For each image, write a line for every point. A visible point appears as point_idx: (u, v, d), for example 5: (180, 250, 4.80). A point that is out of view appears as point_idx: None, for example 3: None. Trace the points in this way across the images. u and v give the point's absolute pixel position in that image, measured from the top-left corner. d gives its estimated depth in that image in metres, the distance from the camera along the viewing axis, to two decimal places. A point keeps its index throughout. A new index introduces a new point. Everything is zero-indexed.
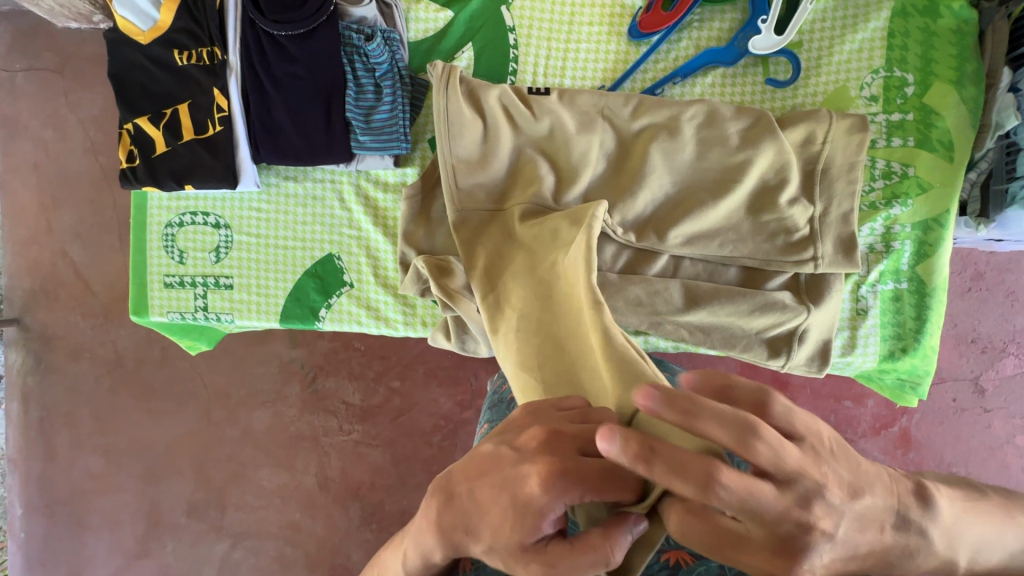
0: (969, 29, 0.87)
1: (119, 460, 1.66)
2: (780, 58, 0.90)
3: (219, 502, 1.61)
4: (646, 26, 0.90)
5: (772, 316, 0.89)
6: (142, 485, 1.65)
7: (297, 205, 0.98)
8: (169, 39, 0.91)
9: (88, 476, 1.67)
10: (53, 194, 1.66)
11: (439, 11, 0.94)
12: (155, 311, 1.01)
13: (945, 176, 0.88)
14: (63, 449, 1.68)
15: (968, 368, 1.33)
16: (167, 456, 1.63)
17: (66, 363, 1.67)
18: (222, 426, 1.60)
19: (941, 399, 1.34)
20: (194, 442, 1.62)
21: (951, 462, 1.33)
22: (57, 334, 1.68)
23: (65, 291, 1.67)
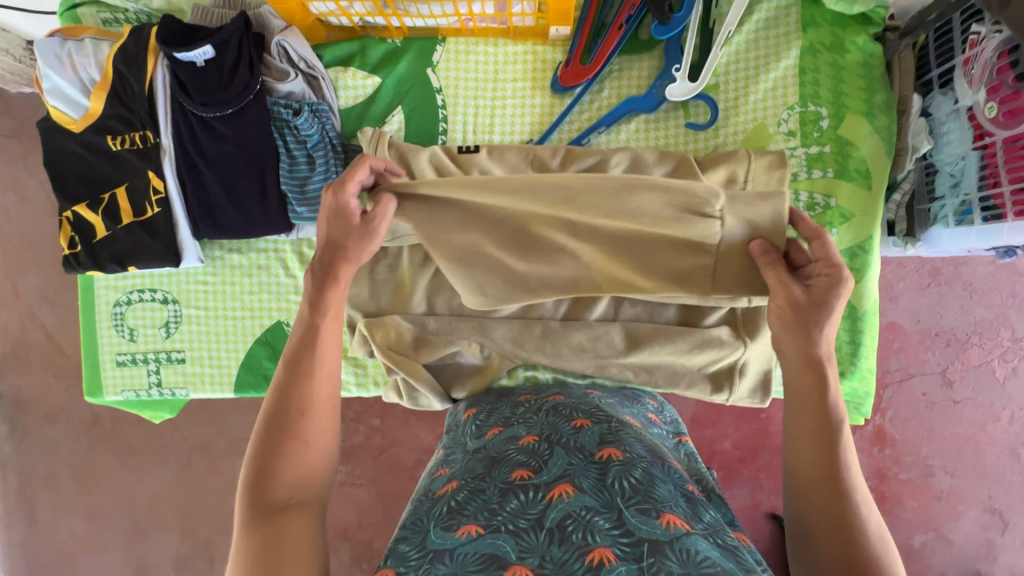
0: (874, 62, 0.92)
1: (103, 519, 1.65)
2: (699, 102, 0.94)
3: (209, 552, 1.61)
4: (566, 80, 0.93)
5: (711, 352, 0.91)
6: (129, 542, 1.64)
7: (243, 275, 1.00)
8: (101, 125, 0.93)
9: (73, 537, 1.66)
10: (18, 259, 1.65)
11: (367, 78, 0.96)
12: (110, 390, 1.02)
13: (866, 204, 0.91)
14: (45, 514, 1.66)
15: (934, 361, 1.35)
16: (152, 511, 1.63)
17: (41, 428, 1.65)
18: (205, 478, 1.61)
19: (911, 394, 1.36)
20: (178, 495, 1.62)
21: (927, 455, 1.36)
22: (31, 399, 1.66)
23: (37, 354, 1.65)
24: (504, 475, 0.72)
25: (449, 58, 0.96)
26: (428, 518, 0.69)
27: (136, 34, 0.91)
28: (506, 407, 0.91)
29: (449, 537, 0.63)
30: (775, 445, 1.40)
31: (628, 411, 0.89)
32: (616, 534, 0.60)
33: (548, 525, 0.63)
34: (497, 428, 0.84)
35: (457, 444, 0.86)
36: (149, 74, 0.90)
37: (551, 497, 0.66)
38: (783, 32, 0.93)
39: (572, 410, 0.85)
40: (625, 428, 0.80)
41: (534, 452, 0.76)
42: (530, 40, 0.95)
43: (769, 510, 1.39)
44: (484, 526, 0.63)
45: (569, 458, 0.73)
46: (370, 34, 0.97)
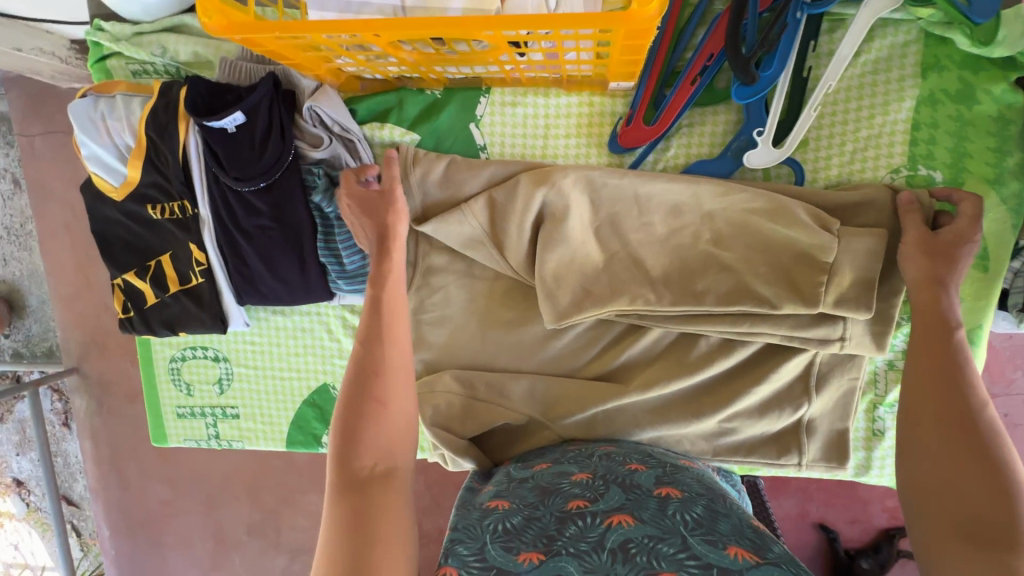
0: (1012, 115, 0.74)
1: (183, 489, 1.80)
2: (782, 167, 0.81)
3: (276, 523, 1.75)
4: (625, 140, 0.81)
5: (773, 413, 0.85)
6: (206, 509, 1.80)
7: (287, 337, 0.99)
8: (141, 194, 0.90)
9: (160, 502, 1.82)
10: (85, 254, 1.72)
11: (405, 134, 0.88)
12: (174, 438, 1.07)
13: (977, 288, 0.79)
14: (136, 480, 1.83)
15: (1023, 382, 1.16)
16: (225, 485, 1.77)
17: (124, 408, 1.79)
18: (268, 459, 1.72)
19: (992, 415, 1.22)
20: (246, 472, 1.75)
21: None
22: (112, 382, 1.79)
23: (113, 343, 1.75)
24: (559, 503, 0.68)
25: (494, 112, 0.86)
26: (481, 528, 0.66)
27: (166, 98, 0.86)
28: (554, 450, 0.86)
29: (511, 560, 0.59)
30: None
31: (680, 458, 0.84)
32: (683, 558, 0.57)
33: (610, 548, 0.59)
34: (547, 466, 0.80)
35: (502, 476, 0.82)
36: (181, 142, 0.86)
37: (610, 524, 0.63)
38: (896, 78, 0.77)
39: (624, 457, 0.81)
40: (679, 470, 0.78)
41: (588, 485, 0.72)
42: (586, 89, 0.83)
43: (818, 521, 1.29)
44: (545, 552, 0.59)
45: (626, 493, 0.69)
46: (406, 86, 0.87)
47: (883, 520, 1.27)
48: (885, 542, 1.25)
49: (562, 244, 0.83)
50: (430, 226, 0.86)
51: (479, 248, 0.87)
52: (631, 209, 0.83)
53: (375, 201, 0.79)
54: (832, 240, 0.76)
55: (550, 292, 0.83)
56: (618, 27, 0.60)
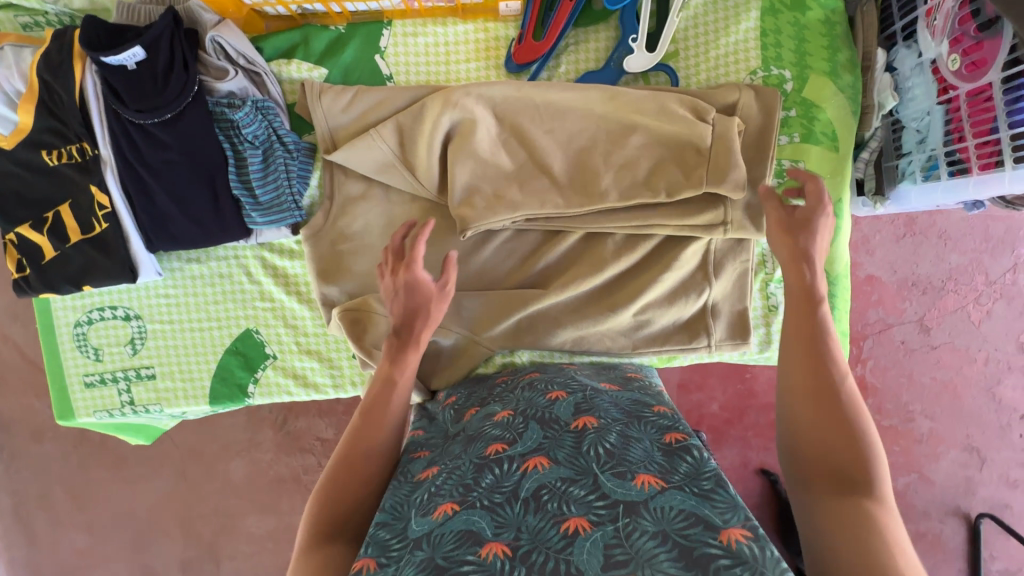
0: (836, 19, 0.89)
1: (103, 532, 1.63)
2: (660, 74, 0.91)
3: (213, 555, 1.61)
4: (520, 57, 0.89)
5: (682, 303, 0.92)
6: (131, 551, 1.63)
7: (204, 284, 0.97)
8: (34, 140, 0.87)
9: (76, 551, 1.64)
10: None
11: (312, 69, 0.92)
12: (82, 412, 1.00)
13: (834, 166, 0.90)
14: (46, 531, 1.64)
15: (911, 310, 1.34)
16: (151, 520, 1.62)
17: (30, 447, 1.62)
18: (201, 482, 1.60)
19: (890, 343, 1.36)
20: (175, 502, 1.61)
21: (907, 401, 1.37)
22: (15, 420, 1.62)
23: (14, 374, 1.61)
24: (479, 451, 0.68)
25: (397, 43, 0.92)
26: (408, 501, 0.65)
27: (59, 40, 0.85)
28: (484, 389, 0.87)
29: (426, 521, 0.60)
30: (761, 405, 1.41)
31: (602, 378, 0.87)
32: (592, 499, 0.58)
33: (524, 496, 0.60)
34: (474, 409, 0.81)
35: (434, 427, 0.82)
36: (77, 82, 0.84)
37: (526, 469, 0.64)
38: None
39: (546, 384, 0.82)
40: (600, 395, 0.77)
41: (508, 426, 0.72)
42: (480, 18, 0.91)
43: (759, 466, 1.41)
44: (459, 503, 0.60)
45: (544, 430, 0.70)
46: (311, 23, 0.92)
47: None
48: None
49: (470, 158, 0.87)
50: (341, 153, 0.88)
51: (392, 170, 0.90)
52: (533, 118, 0.88)
53: (419, 286, 0.77)
54: (707, 128, 0.84)
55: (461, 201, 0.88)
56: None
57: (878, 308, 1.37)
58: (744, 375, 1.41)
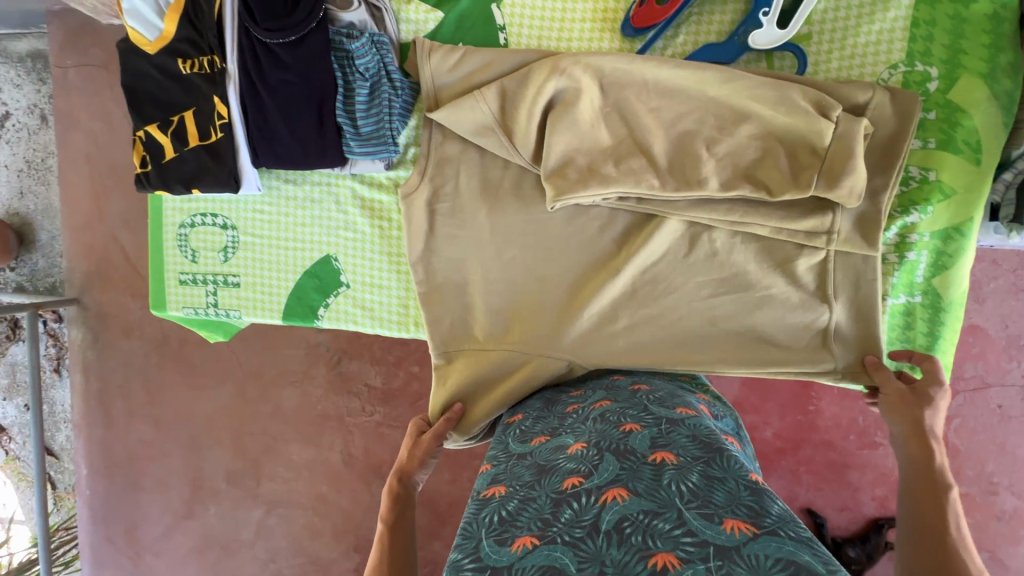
0: (1007, 15, 0.78)
1: (167, 430, 1.78)
2: (786, 55, 0.85)
3: (255, 472, 1.73)
4: (638, 21, 0.85)
5: (769, 311, 0.87)
6: (186, 452, 1.77)
7: (296, 207, 1.02)
8: (173, 48, 0.95)
9: (141, 442, 1.80)
10: (104, 185, 1.75)
11: (429, 12, 0.93)
12: (173, 305, 1.09)
13: (971, 181, 0.81)
14: (120, 418, 1.81)
15: (1018, 373, 1.19)
16: (208, 428, 1.75)
17: (119, 341, 1.79)
18: (255, 403, 1.71)
19: (985, 405, 1.21)
20: (231, 416, 1.73)
21: (992, 472, 1.22)
22: (111, 314, 1.80)
23: (117, 274, 1.78)
24: (555, 484, 0.62)
25: None
26: (477, 522, 0.61)
27: None
28: (554, 417, 0.81)
29: (504, 552, 0.55)
30: (820, 441, 1.30)
31: (682, 403, 0.79)
32: (679, 535, 0.52)
33: (605, 529, 0.54)
34: (543, 437, 0.76)
35: (499, 449, 0.78)
36: None
37: (605, 502, 0.57)
38: None
39: (618, 417, 0.75)
40: (679, 427, 0.69)
41: (583, 457, 0.66)
42: None
43: (806, 505, 1.32)
44: (539, 537, 0.56)
45: (621, 461, 0.63)
46: None
47: (872, 509, 1.29)
48: (872, 530, 1.27)
49: (572, 122, 0.85)
50: (443, 112, 0.89)
51: (489, 133, 0.89)
52: (641, 92, 0.85)
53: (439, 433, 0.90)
54: (829, 125, 0.77)
55: (553, 171, 0.86)
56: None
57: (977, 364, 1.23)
58: (807, 406, 1.30)
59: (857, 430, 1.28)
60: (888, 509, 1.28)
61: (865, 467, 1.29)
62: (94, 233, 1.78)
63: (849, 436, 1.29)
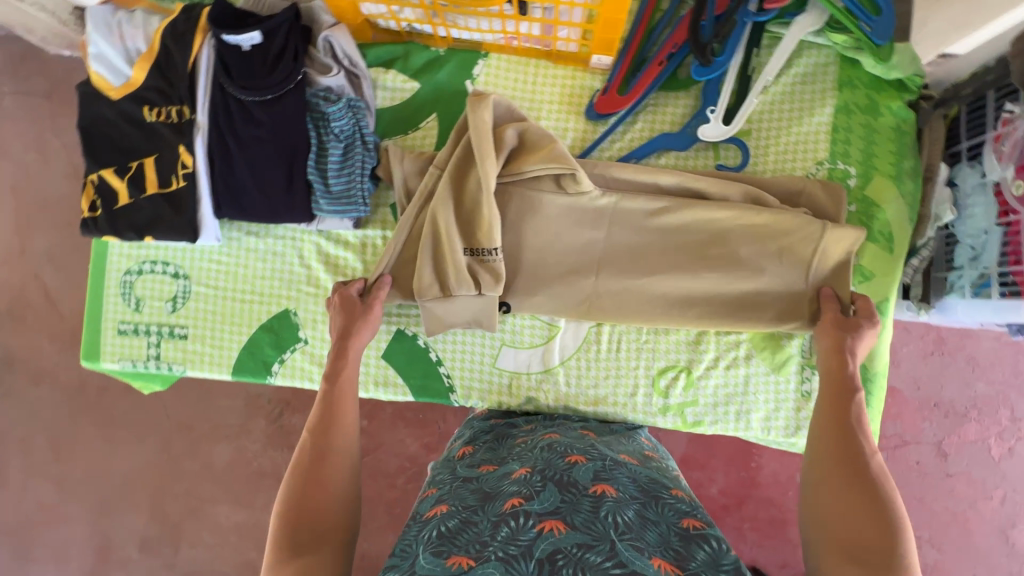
0: (906, 128, 0.93)
1: (73, 490, 1.59)
2: (730, 145, 0.94)
3: (174, 538, 1.56)
4: (602, 107, 0.93)
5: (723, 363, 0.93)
6: (94, 516, 1.58)
7: (257, 259, 1.00)
8: (140, 95, 0.94)
9: (40, 506, 1.60)
10: (29, 218, 1.62)
11: (406, 82, 0.98)
12: (107, 357, 1.01)
13: (886, 266, 0.92)
14: (16, 477, 1.60)
15: (930, 432, 1.30)
16: (123, 488, 1.58)
17: (27, 389, 1.61)
18: (182, 459, 1.56)
19: (904, 462, 1.31)
20: (151, 473, 1.57)
21: (913, 526, 1.30)
22: (19, 359, 1.62)
23: (31, 314, 1.62)
24: (496, 507, 0.66)
25: (490, 71, 0.97)
26: (416, 541, 0.64)
27: (188, 12, 0.93)
28: (502, 448, 0.85)
29: (439, 571, 0.57)
30: (761, 497, 1.35)
31: (622, 449, 0.84)
32: (609, 567, 0.55)
33: (538, 556, 0.56)
34: (490, 466, 0.79)
35: (447, 475, 0.80)
36: (194, 52, 0.91)
37: (542, 530, 0.60)
38: (819, 89, 0.94)
39: (565, 447, 0.80)
40: (620, 466, 0.75)
41: (526, 481, 0.70)
42: (571, 65, 0.97)
43: (749, 562, 1.34)
44: (475, 558, 0.57)
45: (563, 492, 0.66)
46: (415, 41, 0.98)
47: None
48: None
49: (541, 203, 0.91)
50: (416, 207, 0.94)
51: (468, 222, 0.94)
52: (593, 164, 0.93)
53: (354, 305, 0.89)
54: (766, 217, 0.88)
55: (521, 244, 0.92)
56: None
57: (895, 423, 1.33)
58: (749, 462, 1.36)
59: (794, 486, 1.34)
60: None
61: None
62: (12, 268, 1.62)
63: (787, 492, 1.34)
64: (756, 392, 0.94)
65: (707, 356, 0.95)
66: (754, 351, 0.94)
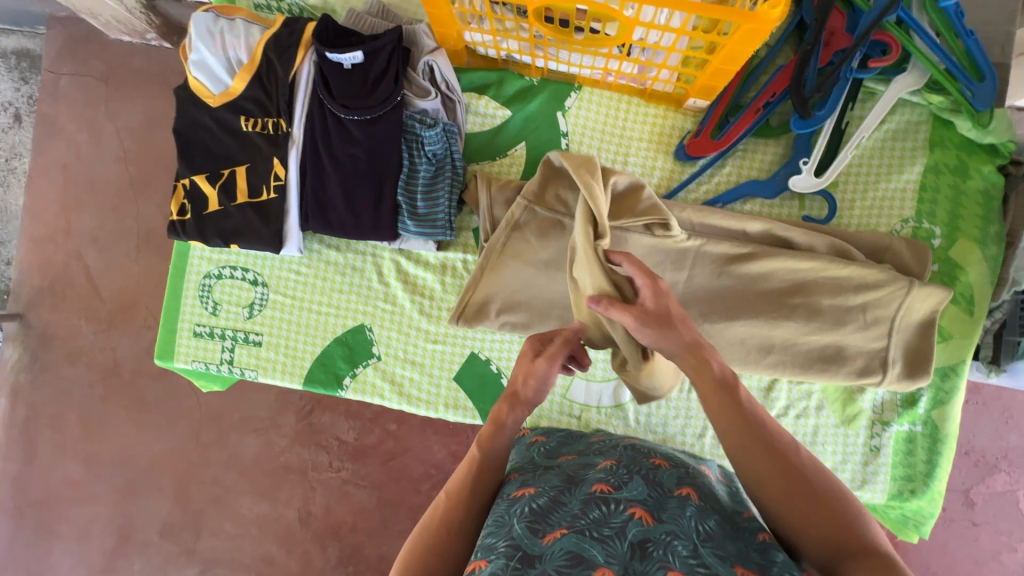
0: (994, 192, 0.93)
1: (99, 470, 1.58)
2: (816, 197, 0.95)
3: (195, 526, 1.55)
4: (692, 149, 0.94)
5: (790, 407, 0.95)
6: (118, 497, 1.58)
7: (336, 272, 1.01)
8: (238, 105, 0.95)
9: (65, 483, 1.59)
10: (78, 198, 1.61)
11: (498, 109, 0.99)
12: (181, 357, 1.02)
13: (965, 328, 0.92)
14: (45, 453, 1.60)
15: (959, 479, 1.26)
16: (149, 472, 1.57)
17: (62, 366, 1.60)
18: (210, 448, 1.54)
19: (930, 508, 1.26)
20: (178, 460, 1.56)
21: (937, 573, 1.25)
22: (57, 336, 1.61)
23: (72, 293, 1.61)
24: (585, 489, 0.69)
25: (581, 105, 0.98)
26: (509, 514, 0.67)
27: (290, 26, 0.94)
28: (580, 442, 0.89)
29: (537, 542, 0.60)
30: None
31: (706, 464, 0.85)
32: (694, 561, 0.56)
33: (631, 539, 0.60)
34: (574, 455, 0.83)
35: (526, 458, 0.84)
36: (295, 66, 0.93)
37: (632, 514, 0.63)
38: (910, 147, 0.94)
39: (649, 449, 0.82)
40: (702, 477, 0.76)
41: (613, 472, 0.73)
42: (662, 105, 0.97)
43: None
44: (568, 528, 0.62)
45: (649, 488, 0.70)
46: (509, 69, 0.99)
47: None
48: None
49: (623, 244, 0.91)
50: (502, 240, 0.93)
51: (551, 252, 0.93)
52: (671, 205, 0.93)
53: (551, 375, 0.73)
54: (854, 270, 0.88)
55: None
56: (739, 24, 0.72)
57: None
58: None
59: None
60: None
61: None
62: (57, 246, 1.61)
63: None
64: (822, 443, 0.95)
65: (778, 404, 0.96)
66: (825, 402, 0.95)
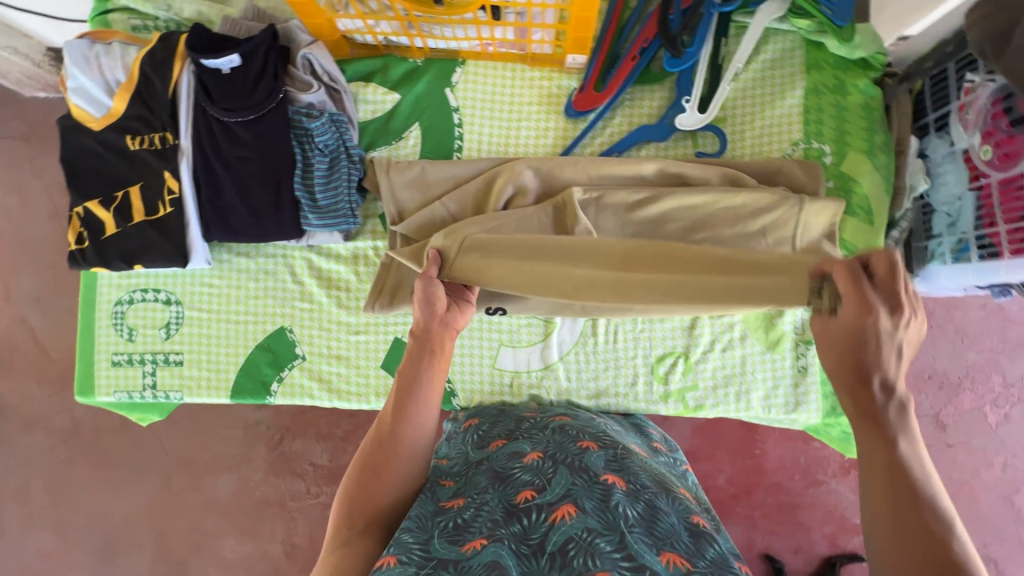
0: (875, 105, 0.96)
1: (74, 535, 1.52)
2: (707, 133, 0.97)
3: None
4: (580, 104, 0.96)
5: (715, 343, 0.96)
6: (96, 561, 1.51)
7: (248, 279, 1.00)
8: (122, 125, 0.94)
9: (39, 555, 1.52)
10: (12, 261, 1.55)
11: (387, 94, 1.00)
12: (102, 390, 1.00)
13: (867, 238, 0.94)
14: (13, 528, 1.53)
15: (927, 404, 1.25)
16: (125, 528, 1.50)
17: (18, 436, 1.52)
18: (183, 495, 1.48)
19: None
20: (153, 512, 1.50)
21: None
22: (8, 405, 1.53)
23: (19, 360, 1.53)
24: (509, 495, 0.67)
25: (468, 79, 0.99)
26: (432, 522, 0.64)
27: (165, 41, 0.93)
28: (510, 421, 0.89)
29: (455, 550, 0.59)
30: (770, 484, 1.25)
31: (633, 441, 0.86)
32: (618, 557, 0.56)
33: (551, 550, 0.59)
34: (501, 442, 0.81)
35: (458, 452, 0.82)
36: (173, 77, 0.92)
37: (554, 520, 0.62)
38: (788, 73, 0.97)
39: (578, 432, 0.81)
40: (631, 455, 0.75)
41: (538, 469, 0.71)
42: (546, 67, 0.99)
43: (764, 551, 1.23)
44: (488, 537, 0.60)
45: (572, 477, 0.69)
46: (392, 54, 1.00)
47: (823, 548, 1.22)
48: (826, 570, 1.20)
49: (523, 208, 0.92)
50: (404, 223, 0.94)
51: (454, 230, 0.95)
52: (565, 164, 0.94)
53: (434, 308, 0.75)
54: (746, 196, 0.89)
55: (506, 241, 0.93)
56: None
57: None
58: (754, 450, 1.26)
59: (801, 469, 1.24)
60: (838, 546, 1.22)
61: (815, 505, 1.23)
62: None
63: (794, 476, 1.24)
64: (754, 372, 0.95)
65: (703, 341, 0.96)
66: (747, 331, 0.95)
